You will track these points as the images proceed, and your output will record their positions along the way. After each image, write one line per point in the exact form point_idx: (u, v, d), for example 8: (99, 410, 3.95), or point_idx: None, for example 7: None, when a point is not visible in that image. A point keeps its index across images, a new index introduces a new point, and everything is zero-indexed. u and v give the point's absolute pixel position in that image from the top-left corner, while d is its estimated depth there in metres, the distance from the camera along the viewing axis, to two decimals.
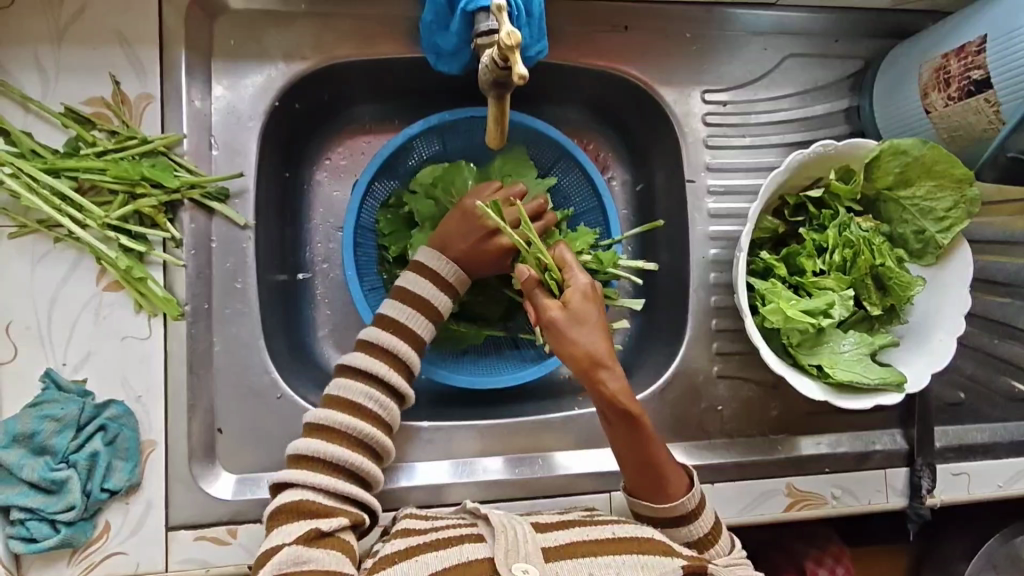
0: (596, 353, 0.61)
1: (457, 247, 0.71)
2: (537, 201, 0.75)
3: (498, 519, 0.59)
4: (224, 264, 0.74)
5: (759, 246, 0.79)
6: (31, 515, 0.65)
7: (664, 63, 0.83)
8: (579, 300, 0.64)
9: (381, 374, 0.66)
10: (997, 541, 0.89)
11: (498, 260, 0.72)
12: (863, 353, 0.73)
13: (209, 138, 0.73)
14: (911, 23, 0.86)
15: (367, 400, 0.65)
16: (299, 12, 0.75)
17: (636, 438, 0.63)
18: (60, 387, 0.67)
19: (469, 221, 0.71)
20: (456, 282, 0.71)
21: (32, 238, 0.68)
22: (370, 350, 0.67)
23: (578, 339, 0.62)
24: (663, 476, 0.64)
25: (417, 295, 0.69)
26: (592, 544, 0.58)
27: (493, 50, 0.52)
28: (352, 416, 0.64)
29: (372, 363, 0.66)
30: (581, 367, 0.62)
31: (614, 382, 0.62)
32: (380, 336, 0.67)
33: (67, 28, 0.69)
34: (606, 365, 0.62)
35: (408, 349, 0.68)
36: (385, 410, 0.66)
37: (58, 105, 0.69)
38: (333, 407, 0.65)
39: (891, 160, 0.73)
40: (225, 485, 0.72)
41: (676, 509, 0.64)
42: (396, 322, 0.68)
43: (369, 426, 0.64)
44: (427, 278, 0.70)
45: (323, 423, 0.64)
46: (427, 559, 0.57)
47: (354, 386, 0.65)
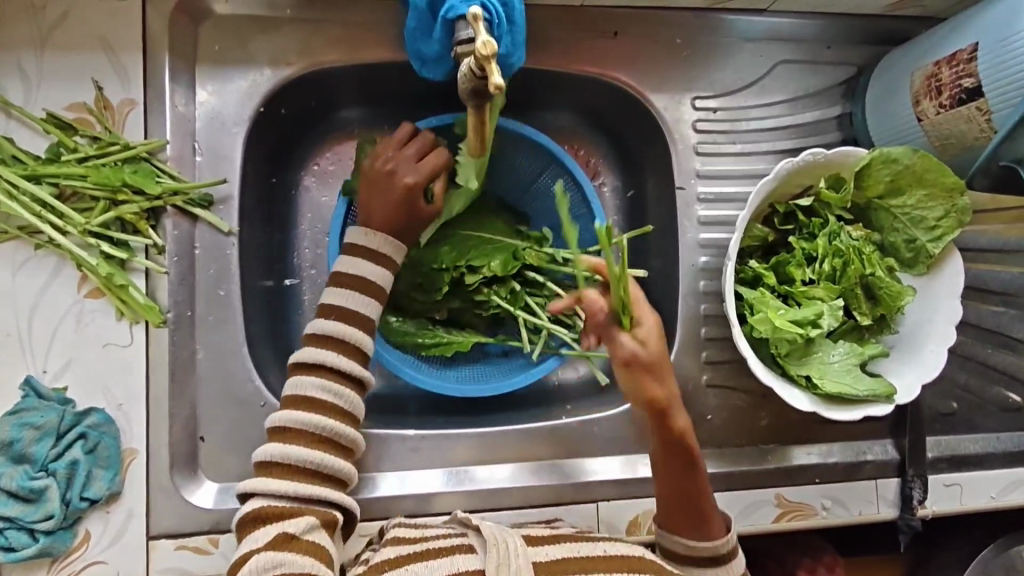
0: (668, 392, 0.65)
1: (376, 213, 0.71)
2: (425, 134, 0.74)
3: (491, 531, 0.58)
4: (207, 271, 0.73)
5: (748, 254, 0.78)
6: (10, 524, 0.64)
7: (654, 69, 0.82)
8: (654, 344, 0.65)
9: (329, 362, 0.65)
10: (992, 552, 0.90)
11: (414, 205, 0.72)
12: (853, 365, 0.72)
13: (193, 144, 0.73)
14: (904, 30, 0.86)
15: (322, 392, 0.64)
16: (285, 17, 0.74)
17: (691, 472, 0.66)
18: (40, 395, 0.67)
19: (378, 184, 0.72)
20: (394, 253, 0.71)
21: (13, 244, 0.67)
22: (319, 341, 0.66)
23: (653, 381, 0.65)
24: (707, 517, 0.66)
25: (362, 278, 0.68)
26: (586, 562, 0.57)
27: (471, 59, 0.52)
28: (307, 411, 0.63)
29: (322, 354, 0.65)
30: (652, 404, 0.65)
31: (681, 419, 0.66)
32: (330, 324, 0.66)
33: (50, 33, 0.68)
34: (675, 405, 0.66)
35: (357, 331, 0.66)
36: (345, 400, 0.65)
37: (40, 111, 0.68)
38: (289, 407, 0.63)
39: (881, 169, 0.73)
40: (206, 494, 0.71)
41: (712, 549, 0.65)
42: (344, 308, 0.67)
43: (325, 418, 0.63)
44: (363, 257, 0.69)
45: (281, 424, 0.63)
46: (417, 569, 0.56)
47: (307, 381, 0.64)
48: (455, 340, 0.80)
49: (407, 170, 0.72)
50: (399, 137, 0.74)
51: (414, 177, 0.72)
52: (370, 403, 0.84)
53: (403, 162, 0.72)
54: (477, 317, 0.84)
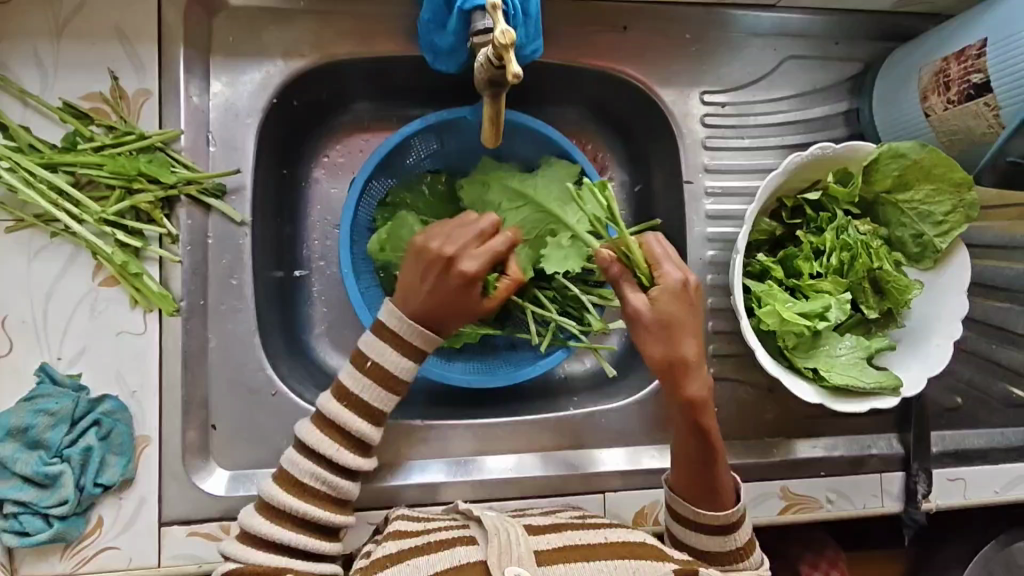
0: (682, 356, 0.62)
1: (417, 299, 0.65)
2: (491, 215, 0.67)
3: (490, 522, 0.58)
4: (220, 261, 0.74)
5: (756, 247, 0.79)
6: (24, 509, 0.65)
7: (663, 63, 0.83)
8: (671, 303, 0.63)
9: (328, 453, 0.63)
10: (996, 545, 0.90)
11: (470, 294, 0.65)
12: (860, 357, 0.73)
13: (207, 135, 0.73)
14: (911, 27, 0.86)
15: (314, 480, 0.63)
16: (298, 9, 0.75)
17: (706, 443, 0.64)
18: (55, 382, 0.67)
19: (424, 265, 0.65)
20: (425, 345, 0.66)
21: (29, 232, 0.68)
22: (323, 426, 0.64)
23: (668, 343, 0.62)
24: (719, 488, 0.65)
25: (381, 364, 0.65)
26: (586, 550, 0.57)
27: (489, 49, 0.52)
28: (297, 497, 0.62)
29: (323, 442, 0.63)
30: (665, 367, 0.63)
31: (696, 383, 0.63)
32: (337, 413, 0.64)
33: (67, 23, 0.69)
34: (689, 366, 0.62)
35: (362, 425, 0.64)
36: (336, 488, 0.63)
37: (57, 100, 0.69)
38: (279, 484, 0.62)
39: (890, 163, 0.73)
40: (218, 482, 0.72)
41: (724, 518, 0.64)
42: (354, 396, 0.64)
43: (316, 508, 0.62)
44: (388, 343, 0.65)
45: (271, 502, 0.62)
46: (418, 563, 0.56)
47: (302, 464, 0.63)
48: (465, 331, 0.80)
49: (466, 257, 0.65)
50: (461, 220, 0.67)
51: (475, 266, 0.64)
52: None
53: (463, 249, 0.65)
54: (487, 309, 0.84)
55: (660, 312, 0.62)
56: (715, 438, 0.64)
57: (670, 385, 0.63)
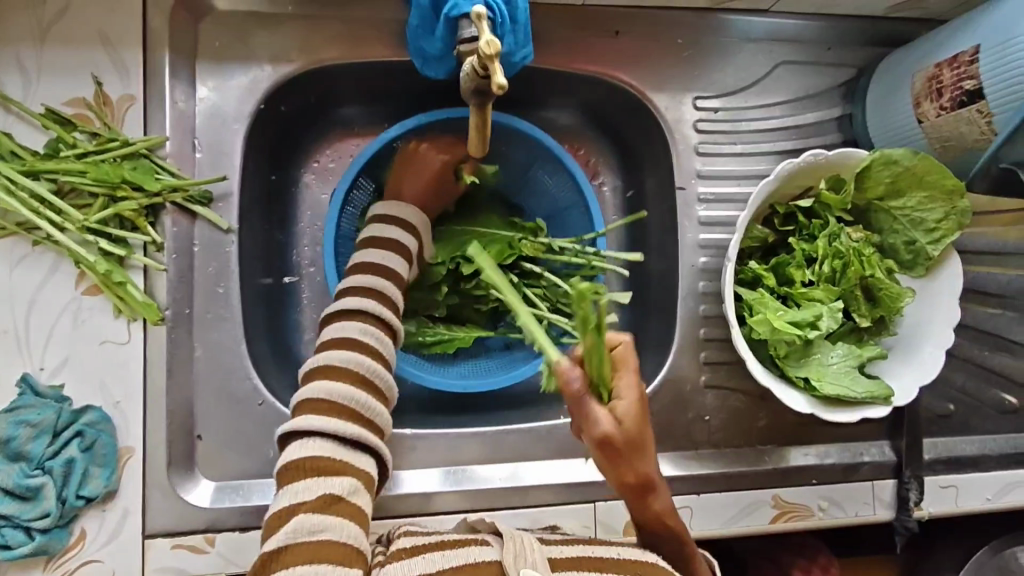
0: (649, 479, 0.54)
1: (410, 188, 0.75)
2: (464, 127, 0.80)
3: (506, 528, 0.57)
4: (206, 268, 0.73)
5: (748, 255, 0.78)
6: (6, 522, 0.64)
7: (655, 69, 0.82)
8: (642, 425, 0.52)
9: (370, 308, 0.63)
10: (987, 552, 0.90)
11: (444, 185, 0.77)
12: (852, 366, 0.72)
13: (193, 141, 0.72)
14: (905, 32, 0.86)
15: (363, 335, 0.61)
16: (286, 14, 0.74)
17: (673, 545, 0.60)
18: (36, 393, 0.66)
19: (413, 163, 0.76)
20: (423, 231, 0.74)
21: (11, 240, 0.67)
22: (365, 289, 0.64)
23: (637, 463, 0.53)
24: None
25: (394, 240, 0.69)
26: (604, 562, 0.56)
27: (474, 58, 0.51)
28: (352, 352, 0.60)
29: (364, 300, 0.63)
30: (632, 488, 0.54)
31: (661, 501, 0.57)
32: (369, 276, 0.65)
33: (50, 28, 0.68)
34: (656, 488, 0.55)
35: (390, 283, 0.66)
36: (385, 347, 0.63)
37: (39, 106, 0.68)
38: (334, 348, 0.60)
39: (882, 170, 0.73)
40: (204, 493, 0.71)
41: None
42: (383, 262, 0.67)
43: (367, 359, 0.60)
44: (392, 225, 0.70)
45: (336, 366, 0.59)
46: (433, 558, 0.54)
47: (350, 325, 0.62)
48: (456, 336, 0.79)
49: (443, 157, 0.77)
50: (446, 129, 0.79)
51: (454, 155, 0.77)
52: None
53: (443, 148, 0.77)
54: (477, 312, 0.85)
55: (630, 433, 0.52)
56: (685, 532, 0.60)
57: (636, 506, 0.57)
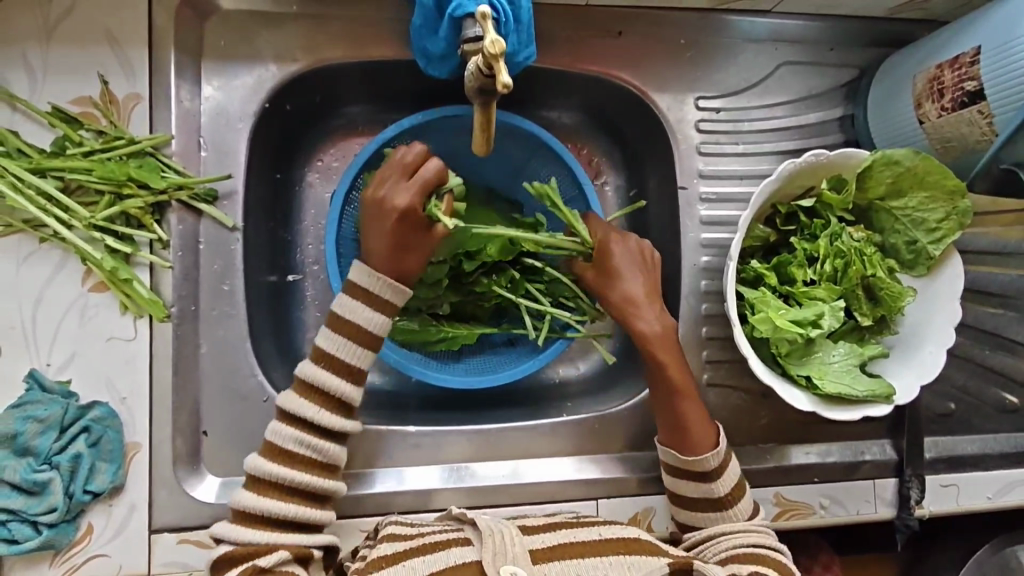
0: (628, 299, 0.73)
1: (375, 252, 0.66)
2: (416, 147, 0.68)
3: (485, 523, 0.58)
4: (211, 266, 0.73)
5: (750, 254, 0.79)
6: (12, 516, 0.64)
7: (658, 69, 0.82)
8: (616, 254, 0.75)
9: (307, 416, 0.63)
10: (988, 551, 0.91)
11: (413, 229, 0.66)
12: (853, 365, 0.73)
13: (198, 139, 0.73)
14: (907, 33, 0.86)
15: (296, 445, 0.63)
16: (290, 13, 0.74)
17: (661, 383, 0.70)
18: (44, 388, 0.67)
19: (370, 212, 0.67)
20: (394, 297, 0.66)
21: (18, 238, 0.67)
22: (306, 392, 0.64)
23: (618, 284, 0.74)
24: (687, 424, 0.69)
25: (352, 321, 0.65)
26: (584, 546, 0.57)
27: (479, 58, 0.52)
28: (280, 464, 0.63)
29: (301, 406, 0.63)
30: (619, 308, 0.73)
31: (646, 326, 0.72)
32: (315, 374, 0.64)
33: (56, 27, 0.69)
34: (636, 308, 0.73)
35: (342, 385, 0.64)
36: (324, 453, 0.64)
37: (46, 105, 0.69)
38: (265, 455, 0.63)
39: (883, 170, 0.73)
40: (209, 489, 0.71)
41: (698, 463, 0.67)
42: (332, 355, 0.64)
43: (298, 473, 0.62)
44: (363, 301, 0.65)
45: (261, 475, 0.62)
46: (413, 564, 0.56)
47: (285, 431, 0.63)
48: (460, 332, 0.80)
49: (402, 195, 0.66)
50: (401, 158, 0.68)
51: (408, 197, 0.66)
52: (373, 399, 0.85)
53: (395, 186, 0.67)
54: (480, 308, 0.84)
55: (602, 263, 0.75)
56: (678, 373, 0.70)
57: (626, 323, 0.73)
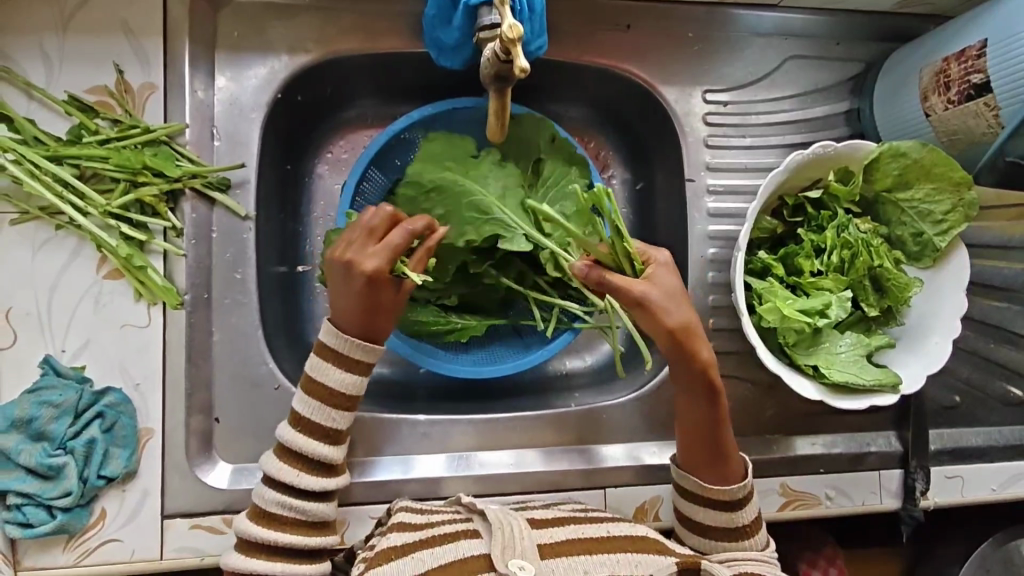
0: (689, 324, 0.65)
1: (342, 313, 0.65)
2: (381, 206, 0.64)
3: (494, 515, 0.58)
4: (224, 254, 0.74)
5: (757, 246, 0.79)
6: (28, 500, 0.65)
7: (665, 62, 0.83)
8: (672, 279, 0.67)
9: (288, 480, 0.63)
10: (991, 545, 0.90)
11: (379, 293, 0.64)
12: (860, 355, 0.74)
13: (212, 129, 0.74)
14: (913, 28, 0.87)
15: (278, 507, 0.63)
16: (303, 5, 0.75)
17: (713, 413, 0.67)
18: (59, 373, 0.67)
19: (337, 278, 0.64)
20: (367, 355, 0.65)
21: (34, 225, 0.68)
22: (285, 456, 0.64)
23: (674, 311, 0.65)
24: (727, 455, 0.67)
25: (320, 382, 0.65)
26: (593, 542, 0.57)
27: (495, 44, 0.53)
28: (261, 526, 0.63)
29: (280, 469, 0.64)
30: (675, 335, 0.65)
31: (704, 351, 0.66)
32: (291, 438, 0.64)
33: (73, 17, 0.69)
34: (696, 335, 0.66)
35: (317, 448, 0.64)
36: (305, 512, 0.64)
37: (62, 94, 0.69)
38: (250, 519, 0.64)
39: (890, 162, 0.74)
40: (221, 475, 0.72)
41: (726, 493, 0.66)
42: (307, 419, 0.64)
43: (282, 534, 0.63)
44: (330, 361, 0.65)
45: (245, 536, 0.63)
46: (422, 557, 0.56)
47: (267, 494, 0.64)
48: (469, 324, 0.80)
49: (365, 261, 0.63)
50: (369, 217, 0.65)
51: (375, 264, 0.63)
52: (382, 389, 0.85)
53: (361, 251, 0.63)
54: (488, 299, 0.84)
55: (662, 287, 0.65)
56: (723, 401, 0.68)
57: (685, 354, 0.66)
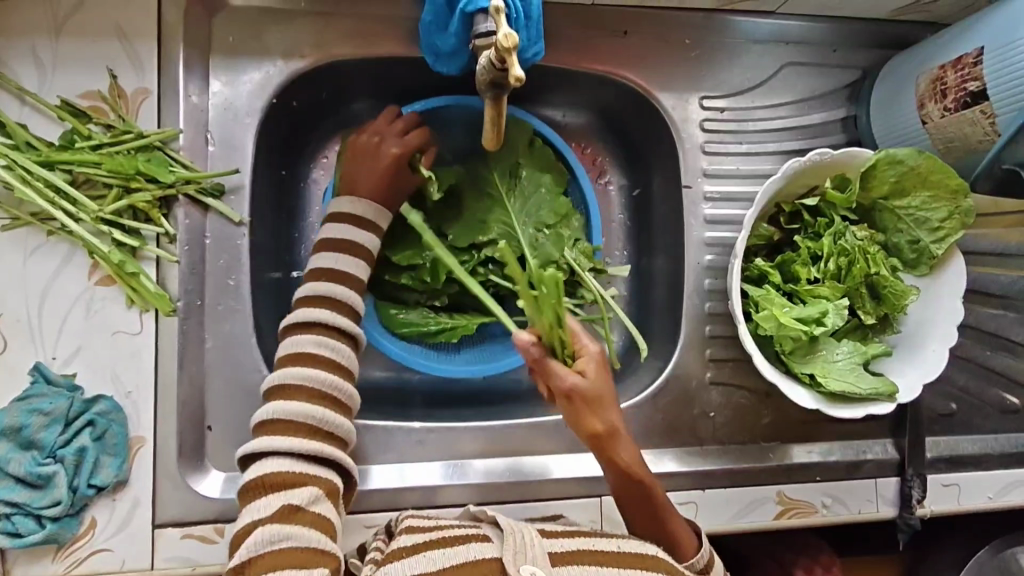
0: (608, 424, 0.63)
1: (363, 181, 0.73)
2: (410, 112, 0.77)
3: (507, 522, 0.58)
4: (217, 261, 0.73)
5: (754, 253, 0.79)
6: (17, 510, 0.64)
7: (662, 69, 0.83)
8: (597, 376, 0.64)
9: (324, 319, 0.65)
10: (987, 552, 0.90)
11: (399, 176, 0.74)
12: (857, 363, 0.73)
13: (206, 135, 0.73)
14: (910, 35, 0.87)
15: (318, 348, 0.64)
16: (298, 10, 0.75)
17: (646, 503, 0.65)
18: (49, 381, 0.67)
19: (364, 155, 0.74)
20: (378, 219, 0.72)
21: (25, 231, 0.67)
22: (317, 301, 0.67)
23: (595, 412, 0.63)
24: (673, 539, 0.64)
25: (345, 238, 0.70)
26: (603, 554, 0.57)
27: (491, 51, 0.53)
28: (304, 366, 0.63)
29: (317, 311, 0.66)
30: (592, 434, 0.64)
31: (625, 451, 0.64)
32: (322, 284, 0.67)
33: (66, 22, 0.69)
34: (618, 435, 0.64)
35: (348, 292, 0.68)
36: (339, 354, 0.65)
37: (55, 99, 0.69)
38: (292, 363, 0.63)
39: (887, 169, 0.73)
40: (213, 483, 0.71)
41: (687, 570, 0.63)
42: (330, 268, 0.68)
43: (324, 374, 0.63)
44: (346, 222, 0.71)
45: (286, 382, 0.62)
46: (434, 556, 0.56)
47: (303, 337, 0.65)
48: (459, 323, 0.79)
49: (393, 142, 0.75)
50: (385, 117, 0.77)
51: (397, 146, 0.74)
52: (376, 395, 0.85)
53: (390, 136, 0.75)
54: (477, 298, 0.83)
55: (583, 388, 0.63)
56: (657, 493, 0.65)
57: (603, 454, 0.64)
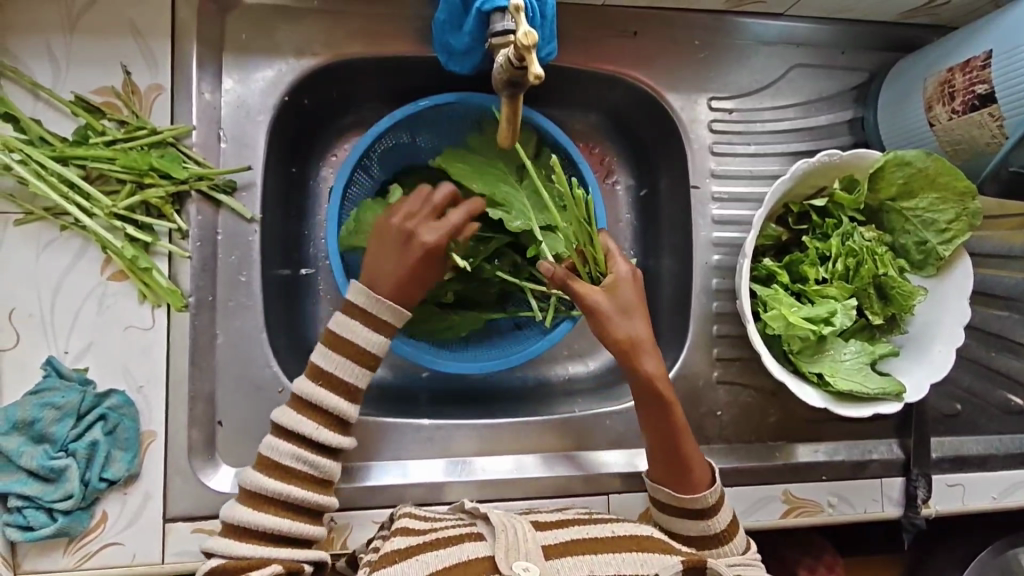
0: (635, 338, 0.68)
1: (383, 279, 0.68)
2: (446, 185, 0.71)
3: (498, 519, 0.58)
4: (229, 258, 0.74)
5: (762, 253, 0.79)
6: (28, 503, 0.64)
7: (671, 69, 0.83)
8: (625, 288, 0.69)
9: (307, 433, 0.64)
10: (990, 552, 0.90)
11: (429, 264, 0.69)
12: (864, 363, 0.74)
13: (218, 131, 0.74)
14: (917, 38, 0.87)
15: (294, 461, 0.64)
16: (310, 9, 0.75)
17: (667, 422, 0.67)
18: (61, 375, 0.67)
19: (388, 242, 0.69)
20: (393, 319, 0.68)
21: (38, 225, 0.68)
22: (300, 408, 0.65)
23: (619, 321, 0.68)
24: (688, 464, 0.67)
25: (352, 341, 0.66)
26: (592, 542, 0.57)
27: (509, 50, 0.54)
28: (276, 479, 0.63)
29: (301, 423, 0.64)
30: (619, 345, 0.68)
31: (650, 364, 0.67)
32: (315, 392, 0.65)
33: (80, 18, 0.69)
34: (643, 348, 0.68)
35: (343, 404, 0.65)
36: (319, 468, 0.65)
37: (68, 94, 0.69)
38: (261, 472, 0.63)
39: (895, 171, 0.74)
40: (224, 478, 0.72)
41: (698, 501, 0.66)
42: (331, 373, 0.66)
43: (298, 489, 0.63)
44: (357, 318, 0.67)
45: (256, 491, 0.63)
46: (427, 559, 0.56)
47: (281, 447, 0.64)
48: None
49: (427, 229, 0.69)
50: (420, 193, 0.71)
51: (434, 238, 0.69)
52: (383, 393, 0.85)
53: (423, 219, 0.70)
54: (486, 293, 0.82)
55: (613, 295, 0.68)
56: (677, 416, 0.68)
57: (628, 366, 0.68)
